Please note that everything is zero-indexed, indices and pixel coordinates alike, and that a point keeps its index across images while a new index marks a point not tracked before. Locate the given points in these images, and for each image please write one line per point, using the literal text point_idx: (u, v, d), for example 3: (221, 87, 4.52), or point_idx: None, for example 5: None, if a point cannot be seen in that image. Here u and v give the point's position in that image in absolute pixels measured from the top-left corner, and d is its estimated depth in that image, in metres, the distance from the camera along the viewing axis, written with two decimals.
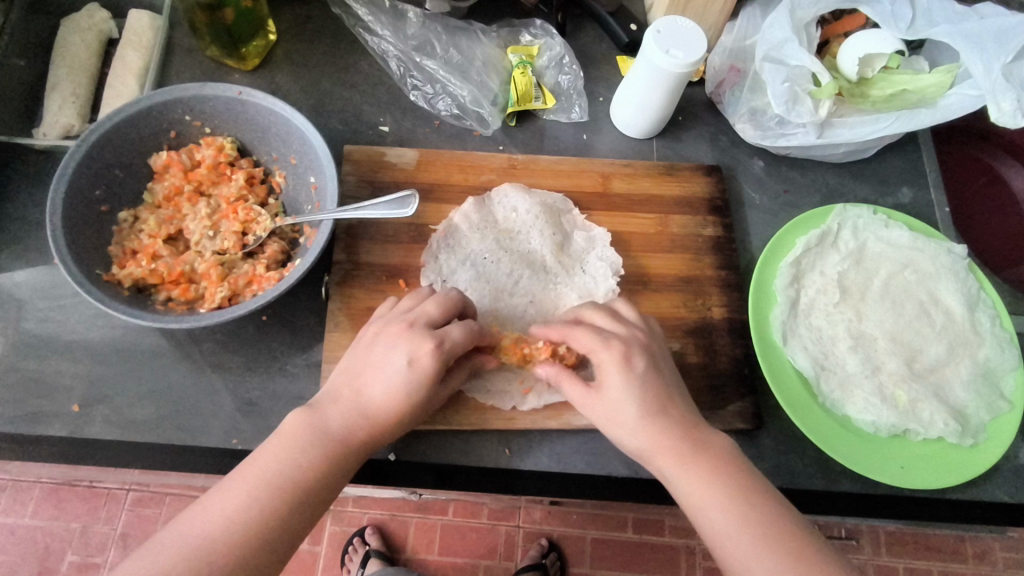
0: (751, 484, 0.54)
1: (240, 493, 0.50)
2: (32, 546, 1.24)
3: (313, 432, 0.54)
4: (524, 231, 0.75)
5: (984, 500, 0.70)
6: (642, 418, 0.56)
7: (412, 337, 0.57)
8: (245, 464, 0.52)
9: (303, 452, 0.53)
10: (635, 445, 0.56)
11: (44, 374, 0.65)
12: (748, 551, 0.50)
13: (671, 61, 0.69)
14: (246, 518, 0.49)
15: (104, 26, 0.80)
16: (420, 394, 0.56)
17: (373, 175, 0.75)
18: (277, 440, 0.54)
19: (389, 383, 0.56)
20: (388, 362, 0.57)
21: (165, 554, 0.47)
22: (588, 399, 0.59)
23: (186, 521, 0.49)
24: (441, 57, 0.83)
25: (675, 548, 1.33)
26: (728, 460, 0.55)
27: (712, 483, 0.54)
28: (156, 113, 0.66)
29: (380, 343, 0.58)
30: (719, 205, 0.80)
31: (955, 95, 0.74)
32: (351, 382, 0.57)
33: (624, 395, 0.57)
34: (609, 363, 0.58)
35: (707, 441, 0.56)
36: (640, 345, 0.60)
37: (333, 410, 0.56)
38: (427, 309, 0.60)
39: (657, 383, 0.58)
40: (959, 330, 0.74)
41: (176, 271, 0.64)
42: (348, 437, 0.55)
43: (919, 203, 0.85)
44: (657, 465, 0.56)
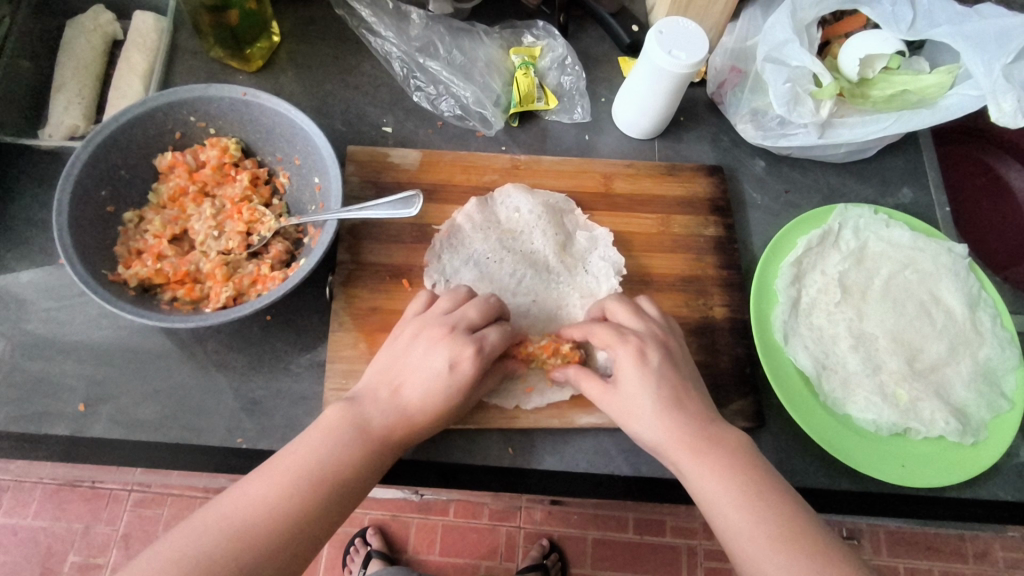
0: (760, 481, 0.54)
1: (282, 481, 0.50)
2: (35, 547, 1.24)
3: (352, 428, 0.54)
4: (527, 230, 0.75)
5: (985, 499, 0.71)
6: (657, 411, 0.57)
7: (454, 341, 0.58)
8: (282, 456, 0.52)
9: (344, 446, 0.53)
10: (651, 439, 0.57)
11: (49, 374, 0.65)
12: (757, 549, 0.50)
13: (673, 62, 0.70)
14: (285, 507, 0.49)
15: (109, 27, 0.80)
16: (456, 396, 0.57)
17: (377, 176, 0.76)
18: (317, 432, 0.54)
19: (429, 386, 0.56)
20: (427, 363, 0.57)
21: (207, 536, 0.47)
22: (607, 395, 0.60)
23: (216, 507, 0.49)
24: (444, 58, 0.84)
25: (676, 549, 1.33)
26: (739, 456, 0.55)
27: (722, 480, 0.53)
28: (162, 114, 0.66)
29: (420, 343, 0.59)
30: (721, 205, 0.80)
31: (954, 95, 0.75)
32: (389, 381, 0.58)
33: (639, 390, 0.58)
34: (625, 358, 0.59)
35: (720, 437, 0.56)
36: (655, 340, 0.62)
37: (372, 407, 0.56)
38: (468, 312, 0.61)
39: (673, 378, 0.59)
40: (960, 329, 0.74)
41: (182, 271, 0.64)
42: (387, 435, 0.55)
43: (920, 203, 0.86)
44: (670, 460, 0.56)
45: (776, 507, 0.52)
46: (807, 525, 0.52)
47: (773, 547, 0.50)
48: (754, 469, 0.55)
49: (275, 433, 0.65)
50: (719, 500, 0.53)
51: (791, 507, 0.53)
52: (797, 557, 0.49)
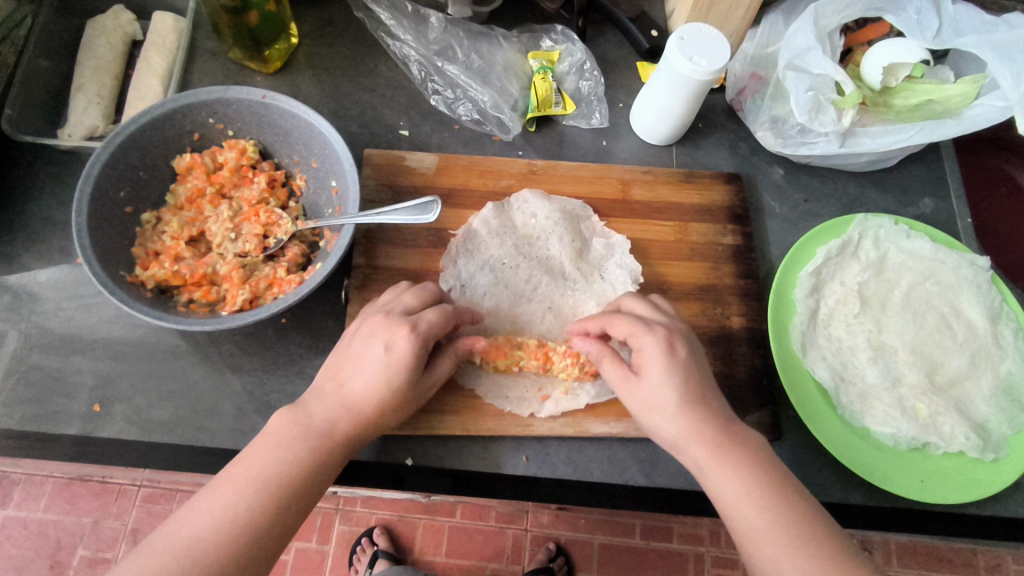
0: (775, 480, 0.53)
1: (227, 491, 0.50)
2: (44, 540, 1.25)
3: (294, 429, 0.54)
4: (543, 236, 0.75)
5: (1006, 517, 0.69)
6: (681, 405, 0.56)
7: (389, 325, 0.58)
8: (233, 465, 0.52)
9: (287, 447, 0.53)
10: (670, 432, 0.56)
11: (65, 373, 0.65)
12: (778, 551, 0.49)
13: (694, 68, 0.69)
14: (232, 517, 0.49)
15: (129, 28, 0.81)
16: (397, 377, 0.56)
17: (393, 179, 0.75)
18: (263, 439, 0.54)
19: (368, 369, 0.56)
20: (366, 352, 0.58)
21: (160, 553, 0.47)
22: (631, 381, 0.59)
23: (174, 523, 0.49)
24: (462, 62, 0.83)
25: (684, 555, 1.32)
26: (755, 454, 0.55)
27: (744, 478, 0.53)
28: (181, 116, 0.66)
29: (359, 338, 0.59)
30: (739, 213, 0.79)
31: (981, 105, 0.73)
32: (333, 375, 0.58)
33: (664, 380, 0.57)
34: (653, 347, 0.58)
35: (738, 436, 0.56)
36: (681, 333, 0.61)
37: (317, 405, 0.56)
38: (404, 300, 0.62)
39: (698, 372, 0.58)
40: (981, 343, 0.73)
41: (199, 274, 0.64)
42: (329, 429, 0.55)
43: (941, 214, 0.84)
44: (688, 456, 0.55)
45: (794, 509, 0.52)
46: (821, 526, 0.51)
47: (792, 546, 0.50)
48: (768, 467, 0.54)
49: None
50: (739, 498, 0.52)
51: (803, 506, 0.52)
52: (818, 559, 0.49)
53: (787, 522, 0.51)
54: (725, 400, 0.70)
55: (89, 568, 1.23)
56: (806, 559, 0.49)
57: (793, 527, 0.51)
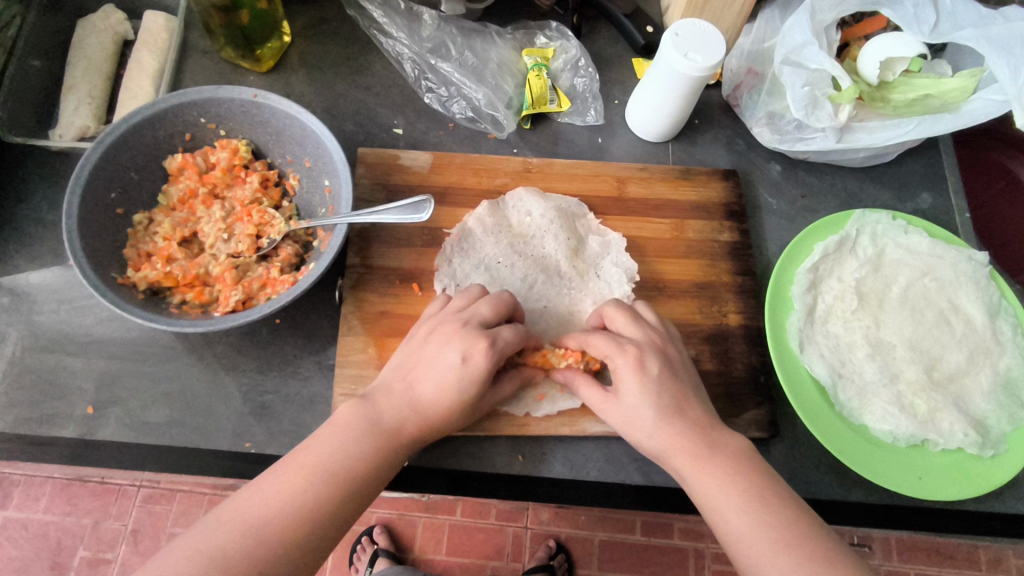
0: (758, 485, 0.53)
1: (296, 476, 0.50)
2: (44, 541, 1.24)
3: (363, 423, 0.54)
4: (539, 235, 0.74)
5: (1004, 513, 0.69)
6: (659, 419, 0.56)
7: (466, 336, 0.57)
8: (301, 449, 0.52)
9: (354, 440, 0.53)
10: (652, 446, 0.56)
11: (58, 375, 0.65)
12: (760, 553, 0.49)
13: (689, 65, 0.68)
14: (301, 505, 0.48)
15: (120, 28, 0.80)
16: (469, 391, 0.55)
17: (387, 178, 0.75)
18: (329, 429, 0.53)
19: (441, 380, 0.55)
20: (439, 359, 0.56)
21: (227, 530, 0.46)
22: (608, 403, 0.59)
23: (239, 499, 0.49)
24: (456, 60, 0.83)
25: (684, 552, 1.32)
26: (738, 459, 0.54)
27: (726, 485, 0.52)
28: (171, 116, 0.66)
29: (433, 342, 0.58)
30: (736, 210, 0.79)
31: (978, 99, 0.73)
32: (405, 376, 0.58)
33: (639, 399, 0.57)
34: (625, 367, 0.58)
35: (719, 441, 0.56)
36: (654, 348, 0.60)
37: (385, 402, 0.56)
38: (480, 309, 0.60)
39: (674, 385, 0.58)
40: (980, 339, 0.73)
41: (191, 275, 0.64)
42: (396, 430, 0.55)
43: (938, 209, 0.84)
44: (674, 467, 0.56)
45: (779, 511, 0.51)
46: (804, 528, 0.50)
47: (772, 551, 0.49)
48: (753, 472, 0.54)
49: (283, 438, 0.64)
50: (721, 504, 0.52)
51: (786, 509, 0.51)
52: (801, 559, 0.48)
53: (768, 526, 0.50)
54: (723, 398, 0.70)
55: (89, 569, 1.23)
56: (788, 565, 0.48)
57: (775, 531, 0.50)
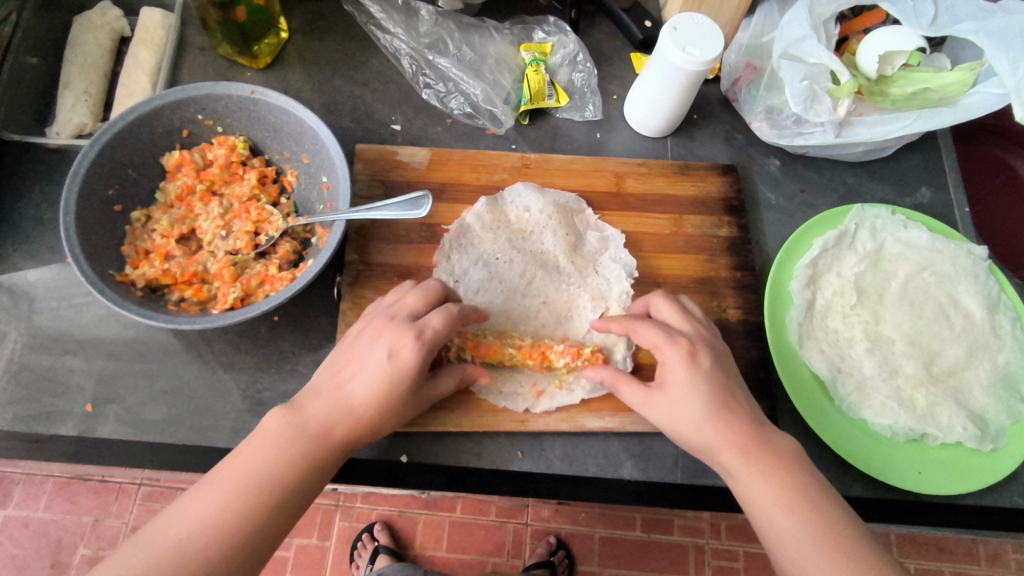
0: (798, 482, 0.53)
1: (222, 489, 0.49)
2: (45, 539, 1.25)
3: (292, 428, 0.53)
4: (538, 230, 0.74)
5: (1004, 507, 0.69)
6: (709, 413, 0.55)
7: (392, 331, 0.57)
8: (226, 464, 0.51)
9: (284, 449, 0.52)
10: (699, 440, 0.56)
11: (57, 373, 0.65)
12: (805, 552, 0.49)
13: (687, 60, 0.68)
14: (222, 518, 0.48)
15: (117, 24, 0.80)
16: (400, 383, 0.55)
17: (385, 174, 0.75)
18: (259, 436, 0.53)
19: (370, 376, 0.55)
20: (367, 355, 0.56)
21: (149, 554, 0.46)
22: (653, 397, 0.58)
23: (164, 522, 0.49)
24: (454, 55, 0.82)
25: (684, 548, 1.32)
26: (779, 455, 0.54)
27: (771, 481, 0.53)
28: (168, 112, 0.66)
29: (363, 339, 0.58)
30: (735, 205, 0.79)
31: (977, 93, 0.72)
32: (333, 378, 0.56)
33: (689, 391, 0.56)
34: (676, 360, 0.57)
35: (769, 439, 0.55)
36: (705, 344, 0.60)
37: (314, 406, 0.55)
38: (409, 304, 0.60)
39: (725, 381, 0.58)
40: (979, 333, 0.72)
41: (189, 272, 0.64)
42: (326, 432, 0.53)
43: (938, 203, 0.84)
44: (718, 462, 0.55)
45: (824, 512, 0.51)
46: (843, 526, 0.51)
47: (817, 550, 0.49)
48: (793, 469, 0.54)
49: None
50: (766, 501, 0.52)
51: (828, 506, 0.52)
52: (845, 560, 0.48)
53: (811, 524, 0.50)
54: None
55: (89, 566, 1.23)
56: (832, 564, 0.48)
57: (821, 531, 0.50)
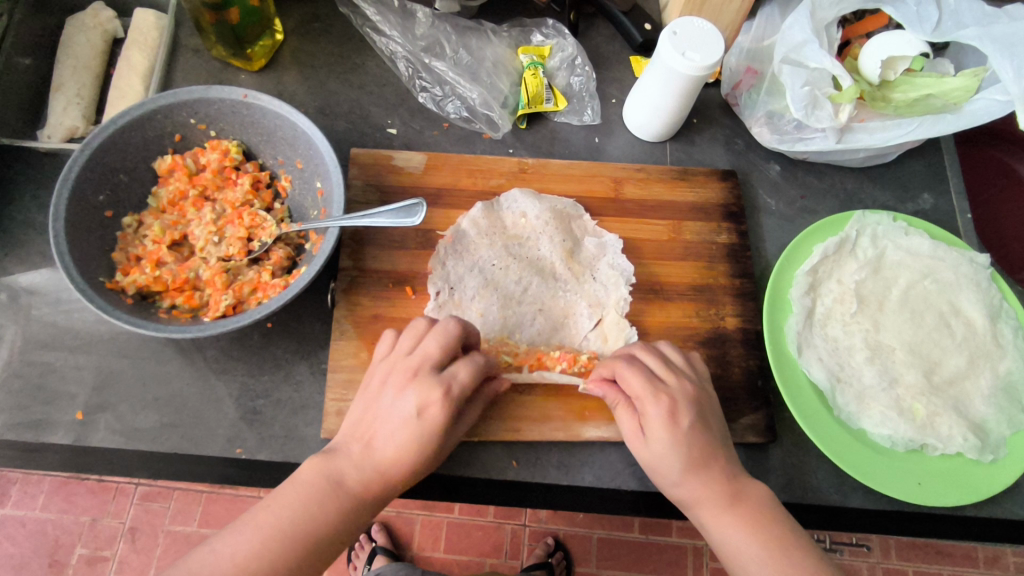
0: (774, 534, 0.54)
1: (253, 539, 0.50)
2: (42, 539, 1.24)
3: (326, 483, 0.53)
4: (534, 236, 0.73)
5: (1004, 518, 0.68)
6: (686, 472, 0.55)
7: (421, 385, 0.54)
8: (258, 510, 0.51)
9: (315, 505, 0.52)
10: (677, 494, 0.56)
11: (48, 380, 0.64)
12: None
13: (686, 64, 0.67)
14: (249, 566, 0.48)
15: (109, 26, 0.79)
16: (429, 444, 0.53)
17: (380, 179, 0.74)
18: (292, 488, 0.52)
19: (400, 436, 0.53)
20: (394, 413, 0.54)
21: None
22: (636, 442, 0.57)
23: (196, 559, 0.49)
24: (451, 59, 0.82)
25: (681, 549, 1.32)
26: (758, 508, 0.55)
27: (747, 532, 0.54)
28: (160, 116, 0.65)
29: (388, 390, 0.56)
30: (735, 212, 0.78)
31: (981, 99, 0.72)
32: (362, 435, 0.55)
33: (669, 451, 0.55)
34: (658, 420, 0.56)
35: (743, 490, 0.56)
36: (687, 398, 0.57)
37: (346, 463, 0.54)
38: (429, 349, 0.56)
39: (704, 438, 0.56)
40: (980, 342, 0.72)
41: (181, 279, 0.63)
42: (361, 491, 0.53)
43: (940, 209, 0.83)
44: (693, 511, 0.56)
45: (798, 563, 0.53)
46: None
47: None
48: (773, 525, 0.55)
49: (276, 443, 0.64)
50: (742, 554, 0.53)
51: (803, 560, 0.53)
52: None
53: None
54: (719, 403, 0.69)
55: (87, 566, 1.23)
56: None
57: None
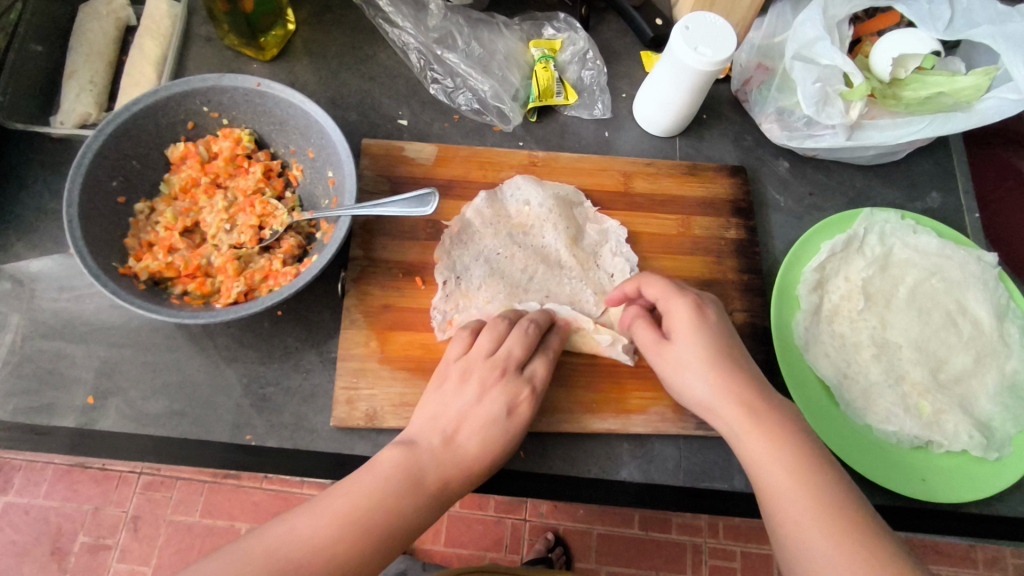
0: (809, 452, 0.49)
1: (331, 517, 0.45)
2: (45, 526, 1.24)
3: (406, 476, 0.50)
4: (538, 224, 0.73)
5: (1008, 516, 0.69)
6: (711, 364, 0.55)
7: (507, 386, 0.57)
8: (339, 490, 0.48)
9: (399, 492, 0.48)
10: (702, 393, 0.55)
11: (58, 366, 0.65)
12: (802, 521, 0.46)
13: (698, 59, 0.67)
14: (328, 549, 0.43)
15: (122, 13, 0.79)
16: (512, 441, 0.56)
17: (391, 170, 0.74)
18: (372, 473, 0.50)
19: (487, 432, 0.55)
20: (478, 409, 0.56)
21: (251, 560, 0.42)
22: (658, 347, 0.59)
23: (270, 533, 0.44)
24: (463, 50, 0.81)
25: (682, 546, 1.32)
26: (789, 424, 0.51)
27: (778, 452, 0.49)
28: (174, 104, 0.65)
29: (469, 388, 0.57)
30: (743, 207, 0.78)
31: (992, 98, 0.72)
32: (441, 428, 0.54)
33: (693, 338, 0.56)
34: (683, 309, 0.58)
35: (773, 404, 0.53)
36: (712, 302, 0.60)
37: (430, 451, 0.53)
38: (514, 350, 0.60)
39: (730, 338, 0.57)
40: (987, 341, 0.72)
41: (193, 265, 0.63)
42: (441, 487, 0.51)
43: (948, 208, 0.83)
44: (719, 419, 0.54)
45: (831, 485, 0.48)
46: (854, 507, 0.46)
47: (826, 527, 0.45)
48: (807, 446, 0.50)
49: (284, 430, 0.64)
50: (767, 464, 0.49)
51: (841, 485, 0.48)
52: (849, 539, 0.44)
53: (810, 496, 0.47)
54: None
55: (89, 554, 1.23)
56: (834, 543, 0.44)
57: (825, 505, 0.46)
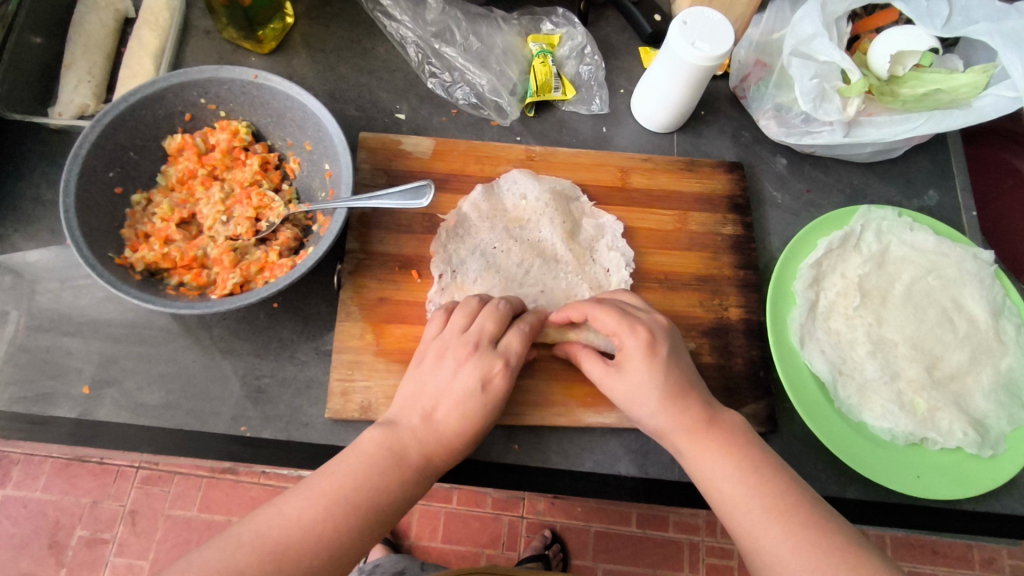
0: (748, 458, 0.53)
1: (317, 501, 0.48)
2: (43, 520, 1.25)
3: (388, 455, 0.52)
4: (535, 219, 0.73)
5: (1003, 513, 0.69)
6: (663, 402, 0.55)
7: (480, 359, 0.56)
8: (323, 474, 0.50)
9: (381, 471, 0.51)
10: (652, 423, 0.56)
11: (55, 355, 0.65)
12: (749, 519, 0.50)
13: (695, 54, 0.67)
14: (318, 530, 0.47)
15: (121, 4, 0.79)
16: (490, 413, 0.55)
17: (388, 163, 0.74)
18: (355, 454, 0.52)
19: (465, 408, 0.54)
20: (454, 385, 0.55)
21: (245, 547, 0.45)
22: (610, 377, 0.58)
23: (261, 521, 0.47)
24: (461, 44, 0.81)
25: (679, 544, 1.32)
26: (732, 434, 0.55)
27: (724, 461, 0.53)
28: (171, 95, 0.65)
29: (444, 364, 0.57)
30: (740, 204, 0.78)
31: (989, 96, 0.72)
32: (419, 407, 0.55)
33: (645, 379, 0.56)
34: (637, 350, 0.56)
35: (718, 418, 0.56)
36: (663, 332, 0.59)
37: (408, 432, 0.54)
38: (486, 325, 0.58)
39: (682, 371, 0.57)
40: (983, 338, 0.72)
41: (189, 256, 0.64)
42: (425, 463, 0.53)
43: (946, 206, 0.83)
44: (669, 442, 0.56)
45: (772, 481, 0.52)
46: (791, 495, 0.51)
47: (774, 518, 0.50)
48: (747, 452, 0.54)
49: (280, 421, 0.64)
50: (715, 475, 0.53)
51: (783, 479, 0.52)
52: (794, 525, 0.49)
53: (750, 492, 0.51)
54: (722, 391, 0.69)
55: (87, 548, 1.23)
56: (782, 532, 0.49)
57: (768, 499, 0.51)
